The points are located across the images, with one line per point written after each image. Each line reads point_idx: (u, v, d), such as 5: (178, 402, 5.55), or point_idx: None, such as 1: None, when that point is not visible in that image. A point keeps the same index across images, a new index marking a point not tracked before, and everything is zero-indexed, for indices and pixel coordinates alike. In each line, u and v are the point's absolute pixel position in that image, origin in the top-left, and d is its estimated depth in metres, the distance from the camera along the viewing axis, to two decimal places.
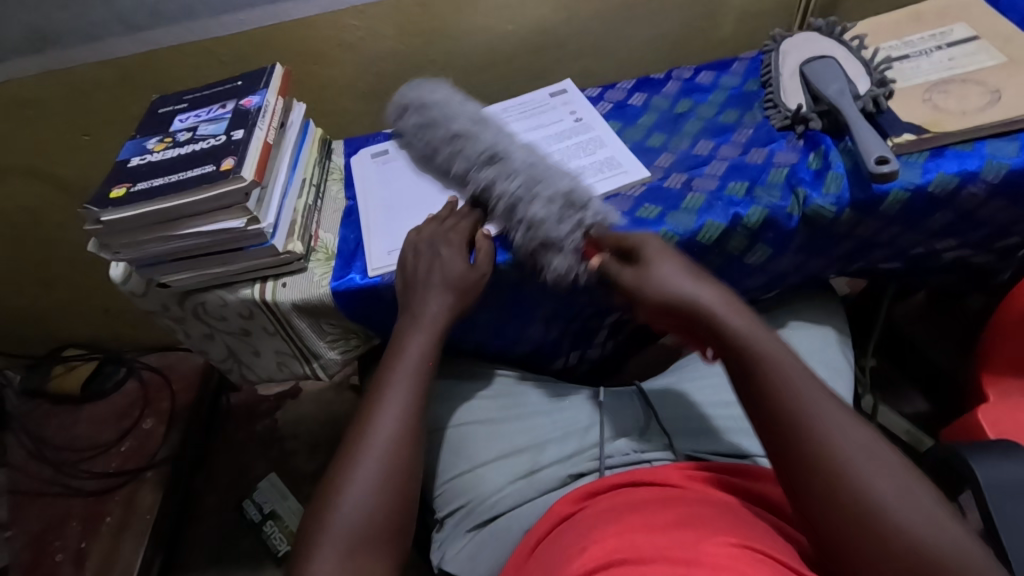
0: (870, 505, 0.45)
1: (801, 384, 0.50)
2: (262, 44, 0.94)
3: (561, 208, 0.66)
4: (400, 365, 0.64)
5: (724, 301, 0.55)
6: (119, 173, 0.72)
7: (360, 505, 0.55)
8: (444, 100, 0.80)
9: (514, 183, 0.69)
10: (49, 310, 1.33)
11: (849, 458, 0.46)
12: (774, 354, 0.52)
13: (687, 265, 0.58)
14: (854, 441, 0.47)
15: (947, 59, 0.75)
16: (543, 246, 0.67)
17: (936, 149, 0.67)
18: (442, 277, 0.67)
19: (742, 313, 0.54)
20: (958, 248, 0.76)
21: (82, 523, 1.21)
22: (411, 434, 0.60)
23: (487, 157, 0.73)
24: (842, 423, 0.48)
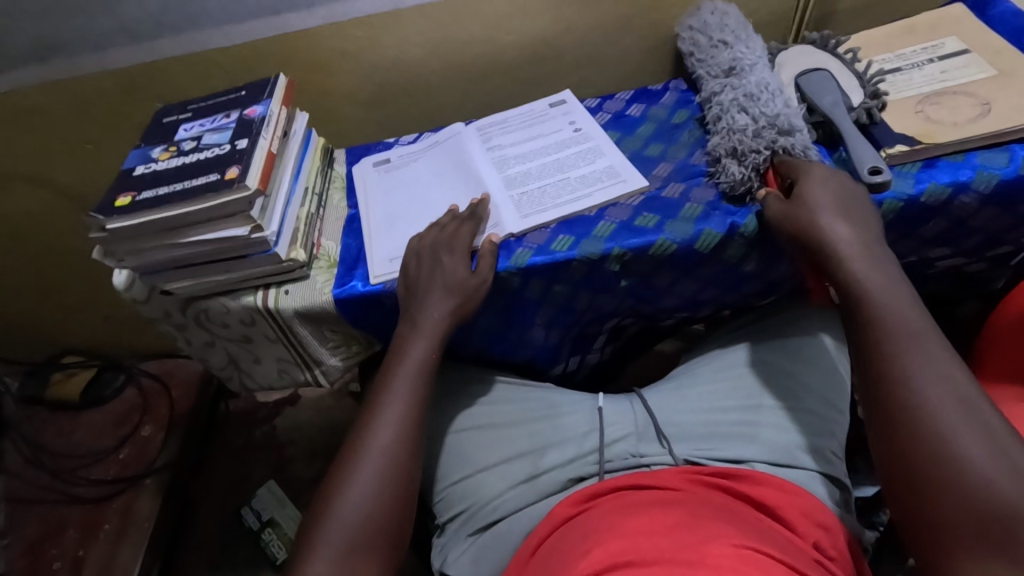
0: (946, 459, 0.47)
1: (915, 333, 0.54)
2: (265, 55, 0.95)
3: (771, 124, 0.71)
4: (405, 365, 0.65)
5: (862, 232, 0.61)
6: (124, 181, 0.73)
7: (362, 501, 0.56)
8: (736, 22, 0.89)
9: (737, 100, 0.77)
10: (49, 317, 1.33)
11: (938, 411, 0.49)
12: (895, 299, 0.56)
13: (844, 195, 0.63)
14: (943, 399, 0.50)
15: (938, 72, 0.76)
16: (732, 155, 0.72)
17: (926, 161, 0.68)
18: (442, 283, 0.68)
19: (873, 257, 0.59)
20: (952, 256, 0.77)
21: (80, 530, 1.21)
22: (411, 438, 0.61)
23: (729, 72, 0.82)
24: (941, 378, 0.51)
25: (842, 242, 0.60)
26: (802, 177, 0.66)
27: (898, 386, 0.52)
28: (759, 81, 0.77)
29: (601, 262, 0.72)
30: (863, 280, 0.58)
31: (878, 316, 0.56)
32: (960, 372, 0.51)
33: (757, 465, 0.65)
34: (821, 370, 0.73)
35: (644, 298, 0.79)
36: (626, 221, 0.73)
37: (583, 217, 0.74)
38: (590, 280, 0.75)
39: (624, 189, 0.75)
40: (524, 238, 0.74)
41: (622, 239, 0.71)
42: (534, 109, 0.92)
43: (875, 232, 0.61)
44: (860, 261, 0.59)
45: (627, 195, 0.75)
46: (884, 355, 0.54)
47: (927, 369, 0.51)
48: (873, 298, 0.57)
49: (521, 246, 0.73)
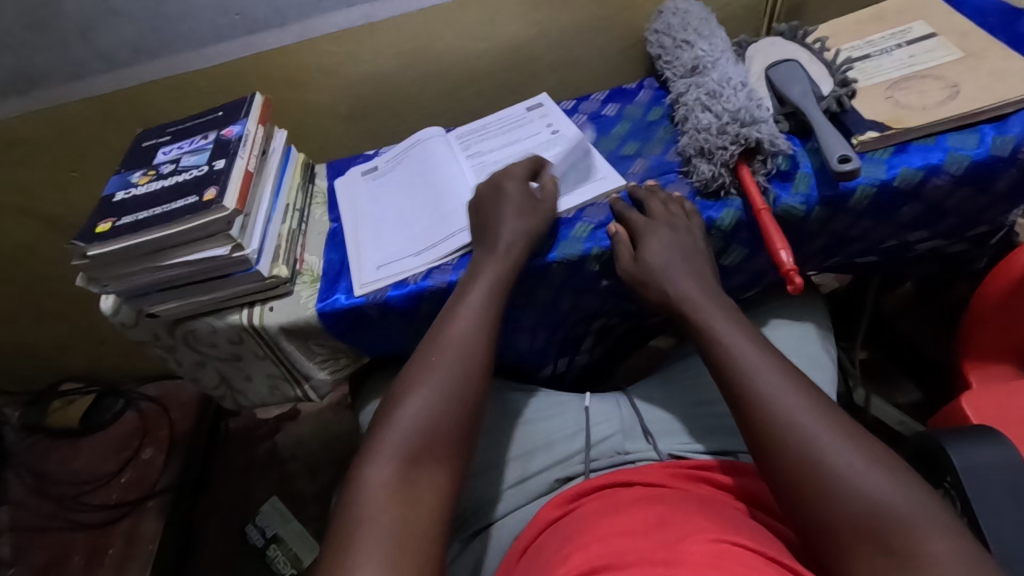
0: (830, 489, 0.48)
1: (768, 377, 0.55)
2: (242, 75, 0.96)
3: (735, 121, 0.72)
4: (478, 286, 0.66)
5: (710, 288, 0.64)
6: (104, 208, 0.73)
7: (425, 410, 0.57)
8: (697, 19, 0.90)
9: (699, 100, 0.77)
10: (46, 345, 1.34)
11: (808, 440, 0.51)
12: (746, 349, 0.58)
13: (681, 252, 0.66)
14: (808, 427, 0.51)
15: (906, 56, 0.77)
16: (701, 154, 0.73)
17: (898, 146, 0.69)
18: (521, 208, 0.70)
19: (715, 300, 0.63)
20: (930, 239, 0.78)
21: (85, 556, 1.22)
22: (480, 355, 0.62)
23: (694, 71, 0.83)
24: (796, 410, 0.52)
25: (690, 295, 0.64)
26: (640, 242, 0.68)
27: (761, 433, 0.53)
28: (720, 79, 0.78)
29: (580, 263, 0.72)
30: (719, 338, 0.60)
31: (729, 371, 0.57)
32: (804, 396, 0.54)
33: (742, 457, 0.66)
34: (803, 358, 0.74)
35: (628, 297, 0.80)
36: (603, 221, 0.73)
37: (561, 220, 0.74)
38: (570, 281, 0.75)
39: (601, 189, 0.76)
40: (582, 211, 0.75)
41: (601, 239, 0.72)
42: (512, 113, 0.92)
43: (710, 277, 0.66)
44: (715, 317, 0.61)
45: (604, 195, 0.76)
46: (743, 409, 0.55)
47: (777, 410, 0.53)
48: (729, 357, 0.58)
49: (580, 220, 0.74)
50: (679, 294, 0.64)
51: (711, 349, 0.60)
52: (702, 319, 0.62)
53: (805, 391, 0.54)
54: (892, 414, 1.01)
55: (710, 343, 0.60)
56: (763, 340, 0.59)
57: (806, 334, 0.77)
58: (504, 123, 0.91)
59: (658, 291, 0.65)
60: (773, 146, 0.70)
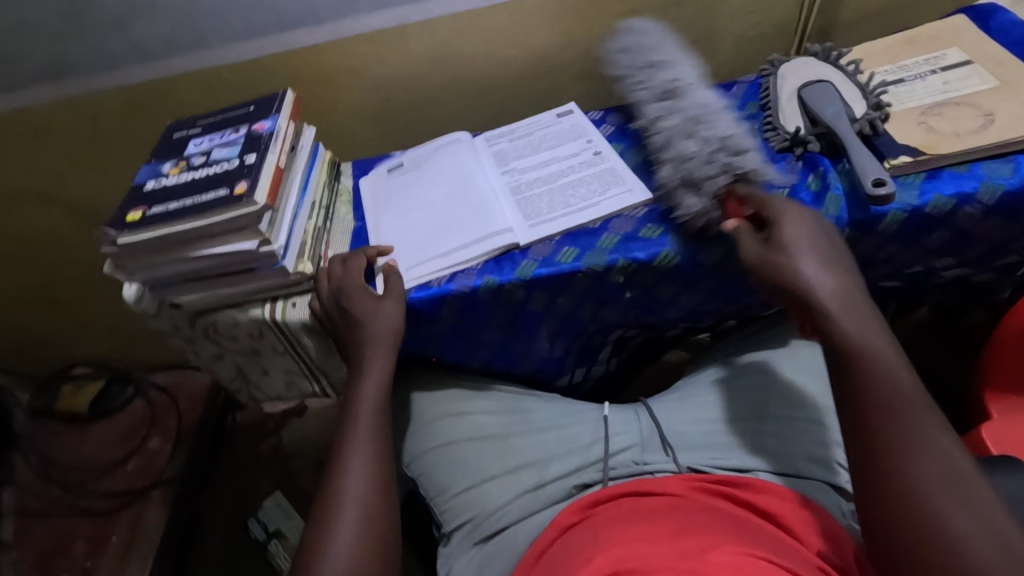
0: (944, 531, 0.43)
1: (903, 382, 0.51)
2: (273, 71, 0.97)
3: (723, 151, 0.69)
4: (362, 413, 0.66)
5: (840, 282, 0.58)
6: (135, 197, 0.74)
7: (344, 556, 0.55)
8: (669, 47, 0.84)
9: (682, 125, 0.73)
10: (60, 330, 1.34)
11: (933, 455, 0.47)
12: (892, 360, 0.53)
13: (815, 244, 0.61)
14: (931, 441, 0.47)
15: (940, 82, 0.76)
16: (687, 183, 0.70)
17: (931, 172, 0.69)
18: (381, 332, 0.69)
19: (857, 303, 0.57)
20: (956, 266, 0.77)
21: (88, 543, 1.21)
22: (385, 484, 0.62)
23: (665, 95, 0.78)
24: (941, 441, 0.47)
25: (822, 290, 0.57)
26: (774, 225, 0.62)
27: (901, 447, 0.48)
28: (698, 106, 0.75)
29: (605, 274, 0.72)
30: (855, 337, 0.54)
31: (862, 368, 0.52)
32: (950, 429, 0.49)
33: (760, 475, 0.65)
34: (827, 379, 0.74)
35: (649, 310, 0.80)
36: (630, 233, 0.73)
37: (587, 231, 0.74)
38: (593, 292, 0.75)
39: (629, 200, 0.76)
40: (609, 223, 0.75)
41: (626, 251, 0.71)
42: (541, 119, 0.92)
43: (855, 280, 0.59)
44: (843, 316, 0.55)
45: (630, 208, 0.76)
46: (885, 410, 0.50)
47: (924, 433, 0.48)
48: (858, 349, 0.53)
49: (607, 231, 0.74)
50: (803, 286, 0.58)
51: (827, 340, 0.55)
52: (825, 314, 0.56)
53: (947, 429, 0.49)
54: None
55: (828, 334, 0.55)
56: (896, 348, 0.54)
57: None
58: (535, 128, 0.91)
59: (771, 271, 0.60)
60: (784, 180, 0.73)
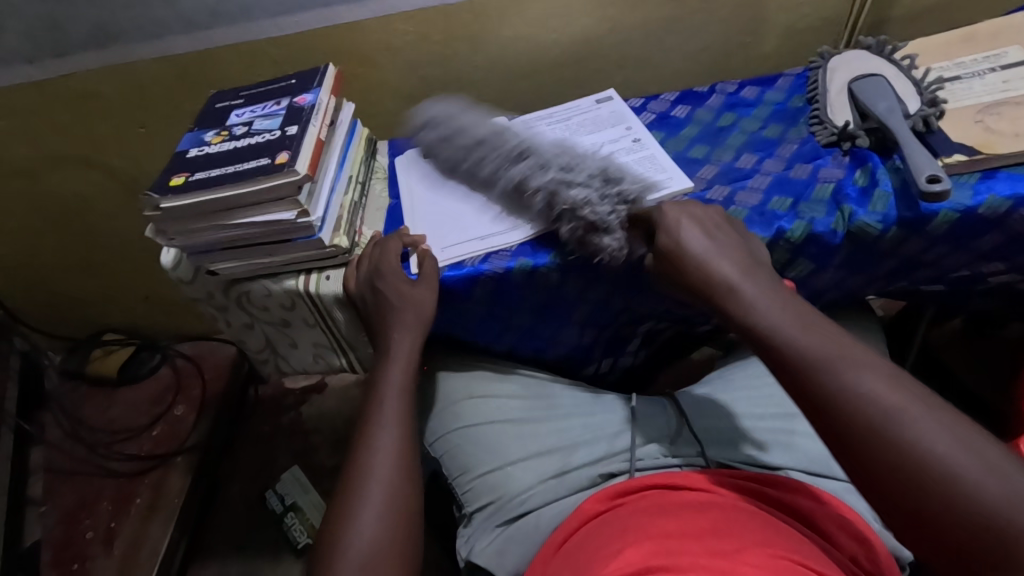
0: (891, 452, 0.42)
1: (816, 334, 0.50)
2: (315, 46, 0.97)
3: (595, 184, 0.69)
4: (388, 395, 0.66)
5: (737, 261, 0.59)
6: (177, 163, 0.75)
7: (370, 534, 0.56)
8: (484, 122, 0.81)
9: (546, 172, 0.71)
10: (93, 295, 1.37)
11: (873, 401, 0.44)
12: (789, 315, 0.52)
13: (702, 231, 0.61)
14: (867, 378, 0.46)
15: (1000, 81, 0.74)
16: (591, 228, 0.68)
17: (986, 172, 0.66)
18: (413, 317, 0.69)
19: (752, 274, 0.57)
20: (1005, 272, 0.75)
21: (112, 503, 1.24)
22: (411, 465, 0.62)
23: (514, 157, 0.75)
24: (860, 370, 0.46)
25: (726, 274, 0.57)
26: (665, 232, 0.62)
27: (821, 394, 0.47)
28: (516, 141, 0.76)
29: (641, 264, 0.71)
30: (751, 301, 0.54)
31: (779, 341, 0.51)
32: (864, 355, 0.48)
33: (791, 473, 0.66)
34: None
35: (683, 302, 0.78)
36: None
37: None
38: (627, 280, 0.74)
39: (668, 188, 0.75)
40: None
41: None
42: (580, 104, 0.91)
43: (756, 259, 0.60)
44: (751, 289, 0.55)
45: (669, 196, 0.75)
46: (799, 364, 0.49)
47: (847, 374, 0.46)
48: (766, 323, 0.52)
49: None
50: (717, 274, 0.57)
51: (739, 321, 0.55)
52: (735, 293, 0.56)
53: (866, 358, 0.47)
54: None
55: (742, 311, 0.54)
56: (792, 299, 0.54)
57: None
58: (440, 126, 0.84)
59: (682, 269, 0.60)
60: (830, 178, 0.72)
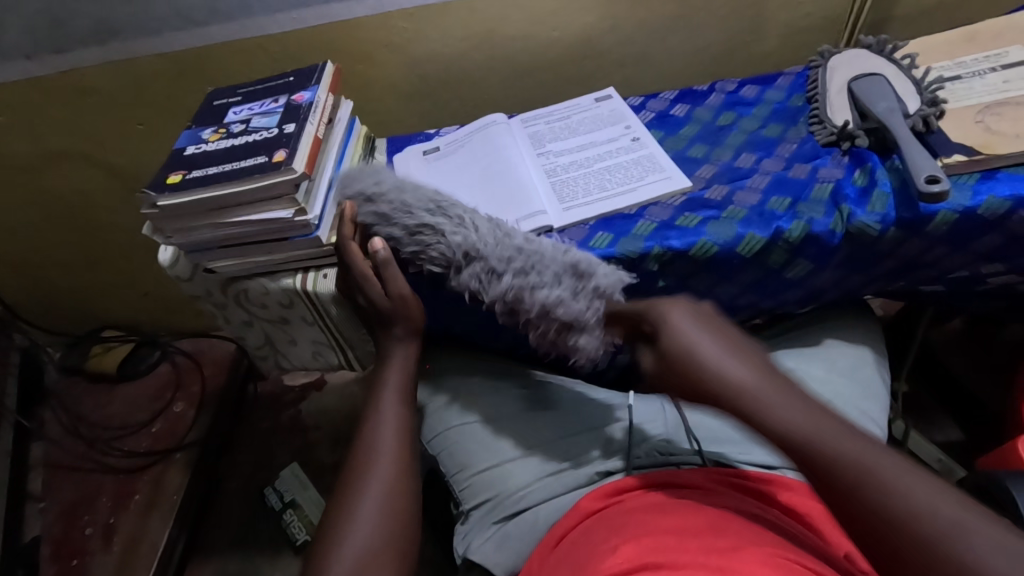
0: (957, 575, 0.38)
1: (843, 441, 0.46)
2: (314, 43, 0.97)
3: (563, 288, 0.63)
4: (387, 393, 0.67)
5: (749, 361, 0.52)
6: (175, 161, 0.75)
7: (367, 530, 0.56)
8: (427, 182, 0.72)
9: (506, 274, 0.64)
10: (93, 291, 1.37)
11: (927, 521, 0.40)
12: (806, 425, 0.47)
13: (712, 329, 0.55)
14: (905, 485, 0.42)
15: (1001, 81, 0.73)
16: (565, 327, 0.64)
17: (986, 172, 0.66)
18: (404, 327, 0.71)
19: (765, 376, 0.51)
20: (1004, 273, 0.74)
21: (112, 499, 1.24)
22: (409, 461, 0.62)
23: (455, 265, 0.67)
24: (907, 492, 0.42)
25: (737, 377, 0.51)
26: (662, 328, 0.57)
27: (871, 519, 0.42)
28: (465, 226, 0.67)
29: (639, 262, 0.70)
30: (764, 409, 0.49)
31: (807, 459, 0.46)
32: (900, 467, 0.43)
33: (791, 473, 0.66)
34: (853, 382, 0.75)
35: None
36: (667, 221, 0.72)
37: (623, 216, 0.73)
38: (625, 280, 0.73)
39: (667, 187, 0.75)
40: (646, 211, 0.73)
41: (662, 238, 0.69)
42: (579, 103, 0.91)
43: (764, 357, 0.54)
44: (764, 397, 0.49)
45: (667, 195, 0.74)
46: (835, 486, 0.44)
47: (892, 493, 0.42)
48: (787, 432, 0.47)
49: (644, 218, 0.72)
50: (726, 378, 0.51)
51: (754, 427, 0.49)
52: (752, 398, 0.49)
53: (904, 474, 0.43)
54: (931, 452, 1.00)
55: (759, 420, 0.49)
56: (804, 396, 0.50)
57: (862, 357, 0.77)
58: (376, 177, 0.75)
59: (685, 375, 0.53)
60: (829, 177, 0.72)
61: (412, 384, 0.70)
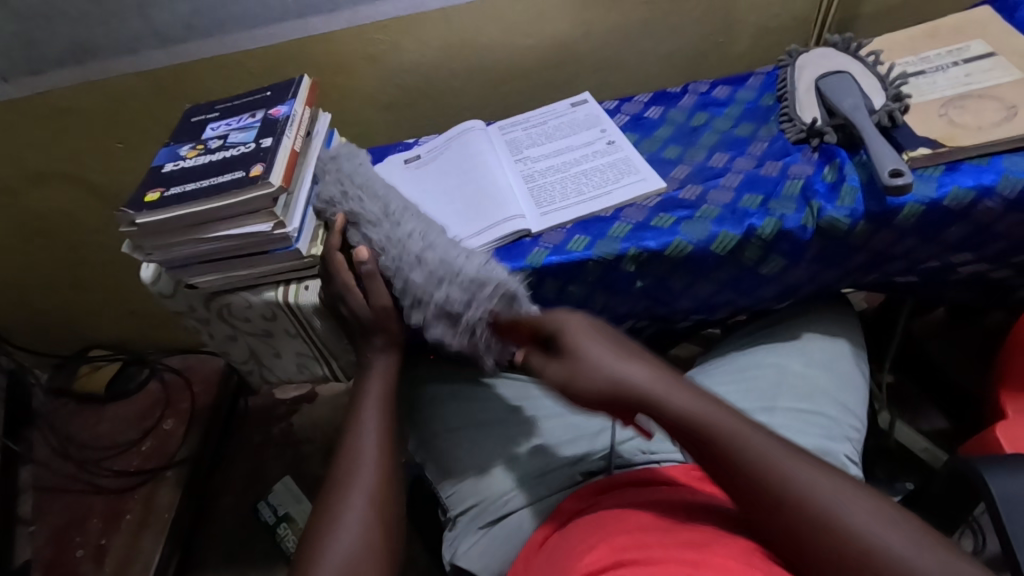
0: (847, 538, 0.45)
1: (734, 424, 0.52)
2: (291, 57, 0.97)
3: (443, 322, 0.66)
4: (370, 404, 0.68)
5: (650, 364, 0.57)
6: (153, 178, 0.75)
7: (351, 538, 0.56)
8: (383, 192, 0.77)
9: (403, 278, 0.67)
10: (78, 311, 1.37)
11: (808, 493, 0.47)
12: (701, 408, 0.53)
13: (610, 336, 0.59)
14: (803, 474, 0.48)
15: (963, 75, 0.75)
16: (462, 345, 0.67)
17: (950, 164, 0.68)
18: (386, 339, 0.73)
19: (669, 381, 0.55)
20: (975, 262, 0.76)
21: (103, 520, 1.23)
22: (392, 470, 0.63)
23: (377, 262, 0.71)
24: (801, 475, 0.48)
25: (641, 379, 0.55)
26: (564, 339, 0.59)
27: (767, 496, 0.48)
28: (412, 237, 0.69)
29: (617, 263, 0.71)
30: (667, 401, 0.53)
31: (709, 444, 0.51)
32: (793, 454, 0.50)
33: None
34: (831, 375, 0.76)
35: (663, 300, 0.77)
36: (642, 222, 0.73)
37: (599, 219, 0.74)
38: (603, 282, 0.74)
39: (642, 189, 0.76)
40: (621, 213, 0.74)
41: (638, 239, 0.70)
42: (555, 108, 0.92)
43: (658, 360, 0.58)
44: (670, 396, 0.53)
45: (642, 197, 0.75)
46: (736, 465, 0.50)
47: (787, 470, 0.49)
48: (698, 424, 0.52)
49: (619, 220, 0.73)
50: (629, 379, 0.55)
51: (671, 428, 0.53)
52: (656, 398, 0.53)
53: (798, 453, 0.50)
54: (917, 441, 1.01)
55: (666, 417, 0.53)
56: (697, 386, 0.55)
57: (839, 350, 0.79)
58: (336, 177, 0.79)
59: (596, 384, 0.55)
60: (799, 174, 0.73)
61: (394, 394, 0.71)
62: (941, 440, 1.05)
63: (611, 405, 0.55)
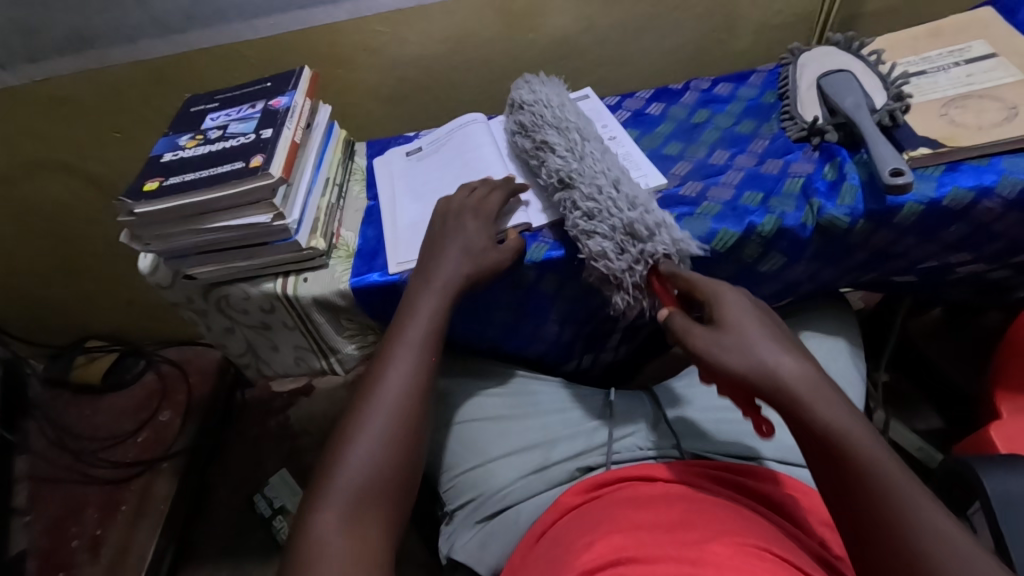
0: None
1: (878, 449, 0.46)
2: (292, 48, 0.97)
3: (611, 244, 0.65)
4: None
5: (800, 358, 0.51)
6: (152, 168, 0.75)
7: None
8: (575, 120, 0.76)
9: (584, 198, 0.67)
10: (75, 302, 1.36)
11: (927, 545, 0.42)
12: (840, 417, 0.47)
13: (763, 319, 0.54)
14: (929, 522, 0.43)
15: (964, 75, 0.75)
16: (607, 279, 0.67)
17: (950, 164, 0.68)
18: None
19: (821, 384, 0.49)
20: (973, 262, 0.76)
21: (98, 511, 1.23)
22: None
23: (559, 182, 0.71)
24: (924, 522, 0.43)
25: (783, 371, 0.49)
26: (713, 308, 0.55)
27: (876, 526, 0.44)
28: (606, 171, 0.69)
29: None
30: (805, 399, 0.48)
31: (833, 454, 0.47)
32: (923, 499, 0.44)
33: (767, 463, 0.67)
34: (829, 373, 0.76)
35: None
36: None
37: None
38: None
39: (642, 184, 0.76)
40: None
41: None
42: None
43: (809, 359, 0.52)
44: (813, 394, 0.48)
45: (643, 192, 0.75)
46: (853, 484, 0.45)
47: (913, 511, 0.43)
48: (832, 432, 0.47)
49: None
50: (768, 367, 0.50)
51: (797, 425, 0.48)
52: (798, 394, 0.48)
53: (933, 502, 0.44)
54: (911, 439, 1.01)
55: (800, 414, 0.48)
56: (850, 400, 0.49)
57: (837, 348, 0.79)
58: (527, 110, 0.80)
59: (728, 362, 0.51)
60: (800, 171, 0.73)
61: None
62: (936, 439, 1.05)
63: (745, 386, 0.51)
